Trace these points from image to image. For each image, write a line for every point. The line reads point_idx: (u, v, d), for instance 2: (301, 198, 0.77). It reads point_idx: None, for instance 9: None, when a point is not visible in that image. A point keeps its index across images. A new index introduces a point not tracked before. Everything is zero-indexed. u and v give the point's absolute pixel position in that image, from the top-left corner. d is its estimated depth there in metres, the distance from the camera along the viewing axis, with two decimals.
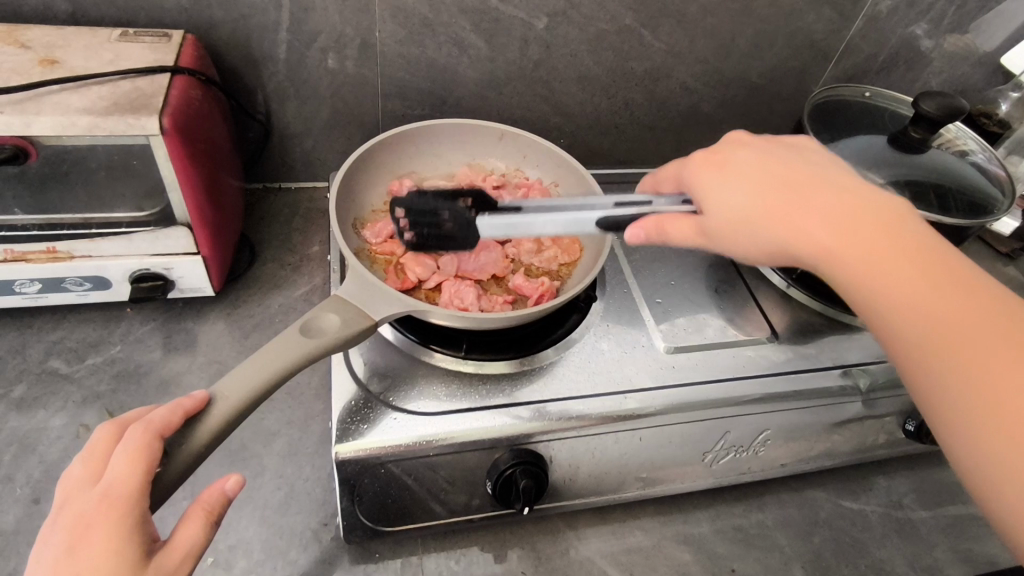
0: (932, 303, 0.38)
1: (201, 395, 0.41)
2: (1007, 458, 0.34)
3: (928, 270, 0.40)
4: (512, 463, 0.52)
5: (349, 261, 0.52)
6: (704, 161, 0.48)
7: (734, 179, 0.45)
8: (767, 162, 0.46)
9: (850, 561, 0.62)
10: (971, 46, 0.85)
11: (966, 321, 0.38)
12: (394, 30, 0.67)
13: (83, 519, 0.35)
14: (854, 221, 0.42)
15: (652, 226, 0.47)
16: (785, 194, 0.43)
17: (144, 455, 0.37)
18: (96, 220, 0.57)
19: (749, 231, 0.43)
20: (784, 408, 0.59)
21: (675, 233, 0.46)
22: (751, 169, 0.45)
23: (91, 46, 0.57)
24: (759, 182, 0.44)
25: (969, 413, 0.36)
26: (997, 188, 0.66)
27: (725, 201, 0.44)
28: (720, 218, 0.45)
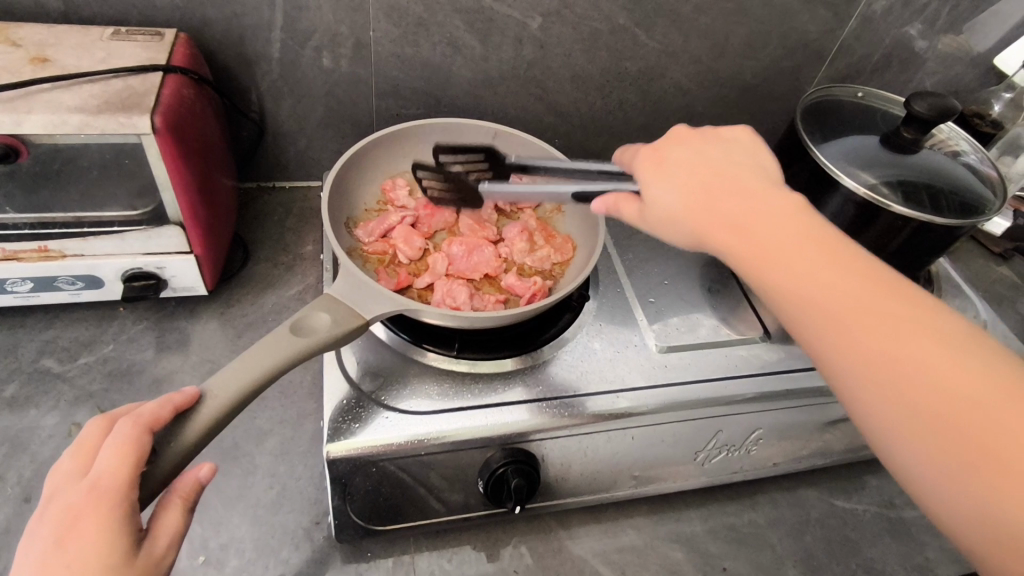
0: (850, 302, 0.39)
1: (191, 391, 0.41)
2: (944, 462, 0.35)
3: (843, 269, 0.41)
4: (504, 462, 0.52)
5: (341, 260, 0.52)
6: (644, 159, 0.51)
7: (663, 180, 0.48)
8: (691, 162, 0.48)
9: (841, 559, 0.63)
10: (964, 47, 0.85)
11: (881, 320, 0.38)
12: (388, 29, 0.67)
13: (70, 511, 0.35)
14: (772, 222, 0.43)
15: (610, 201, 0.50)
16: (707, 193, 0.46)
17: (132, 449, 0.37)
18: (88, 219, 0.57)
19: (678, 227, 0.46)
20: (776, 408, 0.59)
21: (628, 215, 0.50)
22: (684, 176, 0.48)
23: (83, 44, 0.57)
24: (691, 189, 0.47)
25: (898, 419, 0.37)
26: (989, 189, 0.67)
27: (661, 204, 0.47)
28: (658, 218, 0.47)
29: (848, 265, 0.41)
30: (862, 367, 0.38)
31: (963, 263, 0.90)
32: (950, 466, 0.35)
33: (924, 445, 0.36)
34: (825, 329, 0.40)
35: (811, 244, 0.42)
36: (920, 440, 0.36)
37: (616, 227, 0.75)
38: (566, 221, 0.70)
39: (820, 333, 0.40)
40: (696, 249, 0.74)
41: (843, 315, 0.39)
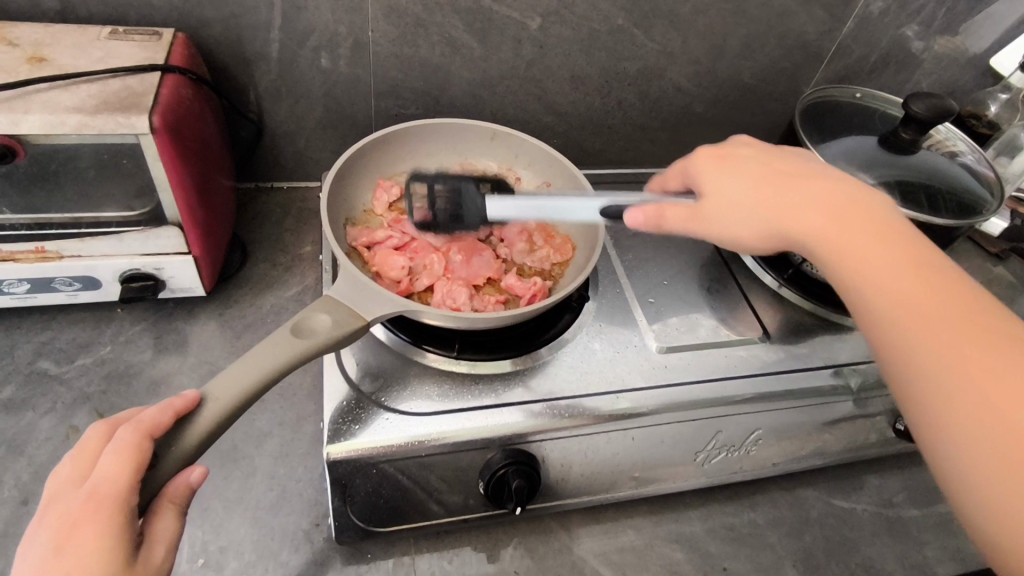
0: (924, 299, 0.41)
1: (193, 395, 0.41)
2: (1000, 464, 0.36)
3: (921, 270, 0.43)
4: (504, 463, 0.52)
5: (341, 261, 0.52)
6: (707, 157, 0.54)
7: (734, 174, 0.51)
8: (764, 162, 0.52)
9: (841, 559, 0.63)
10: (960, 48, 0.85)
11: (959, 321, 0.40)
12: (387, 30, 0.67)
13: (69, 520, 0.35)
14: (852, 217, 0.46)
15: (651, 212, 0.52)
16: (783, 188, 0.49)
17: (133, 456, 0.37)
18: (86, 220, 0.57)
19: (744, 216, 0.49)
20: (775, 408, 0.59)
21: (673, 219, 0.51)
22: (751, 168, 0.51)
23: (80, 44, 0.57)
24: (760, 180, 0.50)
25: (955, 421, 0.38)
26: (986, 190, 0.67)
27: (725, 191, 0.50)
28: (719, 203, 0.50)
29: (933, 270, 0.43)
30: (928, 363, 0.40)
31: (959, 263, 0.91)
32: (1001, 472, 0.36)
33: (978, 445, 0.37)
34: (895, 320, 0.42)
35: (889, 243, 0.44)
36: (973, 439, 0.37)
37: (614, 228, 0.75)
38: (565, 222, 0.70)
39: (886, 326, 0.42)
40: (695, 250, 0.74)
41: (911, 311, 0.41)
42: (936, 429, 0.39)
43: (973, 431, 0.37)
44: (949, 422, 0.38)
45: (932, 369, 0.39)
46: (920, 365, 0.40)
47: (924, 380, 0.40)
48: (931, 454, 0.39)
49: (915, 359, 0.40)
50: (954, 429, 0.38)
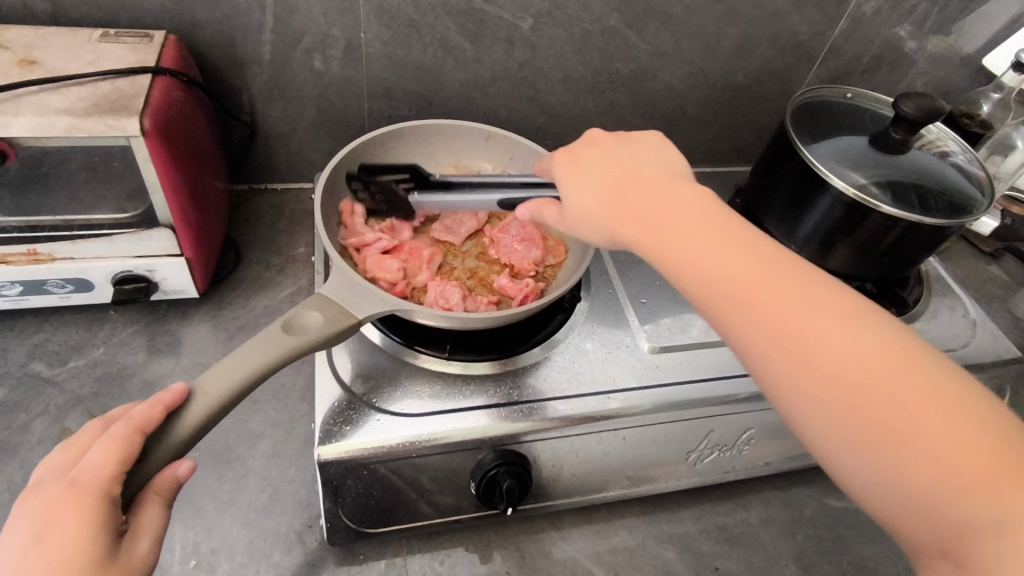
0: (774, 297, 0.39)
1: (181, 389, 0.41)
2: (880, 458, 0.34)
3: (768, 264, 0.40)
4: (495, 464, 0.52)
5: (333, 261, 0.52)
6: (559, 158, 0.52)
7: (577, 181, 0.49)
8: (599, 162, 0.49)
9: (833, 558, 0.63)
10: (953, 47, 0.85)
11: (803, 313, 0.38)
12: (379, 31, 0.67)
13: (50, 510, 0.35)
14: (684, 214, 0.43)
15: (533, 206, 0.52)
16: (622, 191, 0.46)
17: (119, 448, 0.37)
18: (77, 221, 0.57)
19: (594, 226, 0.47)
20: (767, 408, 0.59)
21: (552, 216, 0.51)
22: (593, 169, 0.49)
23: (72, 47, 0.57)
24: (597, 179, 0.48)
25: (830, 421, 0.36)
26: (977, 188, 0.67)
27: (576, 195, 0.48)
28: (578, 206, 0.48)
29: (772, 263, 0.40)
30: (791, 365, 0.37)
31: (952, 262, 0.91)
32: (887, 467, 0.34)
33: (857, 443, 0.35)
34: (744, 324, 0.39)
35: (724, 239, 0.42)
36: (852, 436, 0.35)
37: None
38: None
39: (738, 327, 0.39)
40: None
41: (770, 309, 0.39)
42: (822, 439, 0.36)
43: (852, 429, 0.35)
44: (824, 422, 0.36)
45: (797, 373, 0.37)
46: (785, 365, 0.37)
47: (791, 380, 0.37)
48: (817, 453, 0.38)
49: (775, 362, 0.38)
50: (828, 426, 0.36)
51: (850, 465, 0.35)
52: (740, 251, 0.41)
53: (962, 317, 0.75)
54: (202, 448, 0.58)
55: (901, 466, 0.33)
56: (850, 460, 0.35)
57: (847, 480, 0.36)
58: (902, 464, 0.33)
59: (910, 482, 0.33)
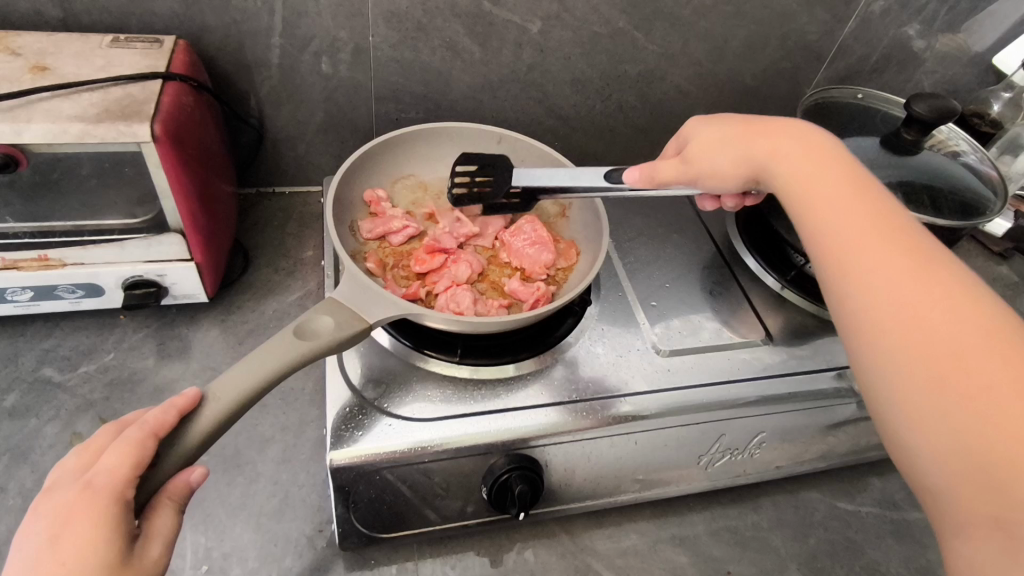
0: (868, 240, 0.43)
1: (195, 393, 0.40)
2: (938, 394, 0.36)
3: (872, 220, 0.44)
4: (508, 468, 0.52)
5: (344, 264, 0.52)
6: (697, 115, 0.56)
7: (717, 128, 0.53)
8: (744, 119, 0.54)
9: (845, 562, 0.63)
10: (962, 47, 0.85)
11: (894, 266, 0.41)
12: (387, 34, 0.67)
13: (65, 511, 0.35)
14: (806, 163, 0.48)
15: (645, 169, 0.54)
16: (753, 135, 0.51)
17: (134, 452, 0.37)
18: (88, 227, 0.58)
19: (723, 164, 0.51)
20: (779, 411, 0.59)
21: (665, 170, 0.53)
22: (731, 125, 0.53)
23: (82, 53, 0.57)
24: (738, 133, 0.52)
25: (890, 348, 0.39)
26: (989, 189, 0.66)
27: (707, 142, 0.52)
28: (699, 153, 0.52)
29: (868, 212, 0.44)
30: (864, 297, 0.41)
31: None
32: (935, 393, 0.36)
33: (914, 375, 0.38)
34: (836, 256, 0.44)
35: (855, 200, 0.45)
36: (914, 374, 0.38)
37: (616, 232, 0.74)
38: (570, 226, 0.70)
39: (832, 252, 0.44)
40: (697, 252, 0.74)
41: (859, 248, 0.43)
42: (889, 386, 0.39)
43: (915, 369, 0.38)
44: (880, 345, 0.40)
45: (874, 297, 0.41)
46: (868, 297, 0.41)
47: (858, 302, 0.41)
48: (863, 377, 0.41)
49: (851, 281, 0.42)
50: (885, 348, 0.39)
51: (895, 387, 0.38)
52: (872, 208, 0.45)
53: None
54: (214, 453, 0.58)
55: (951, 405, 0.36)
56: (898, 383, 0.38)
57: (889, 419, 0.39)
58: (945, 396, 0.36)
59: (945, 414, 0.36)
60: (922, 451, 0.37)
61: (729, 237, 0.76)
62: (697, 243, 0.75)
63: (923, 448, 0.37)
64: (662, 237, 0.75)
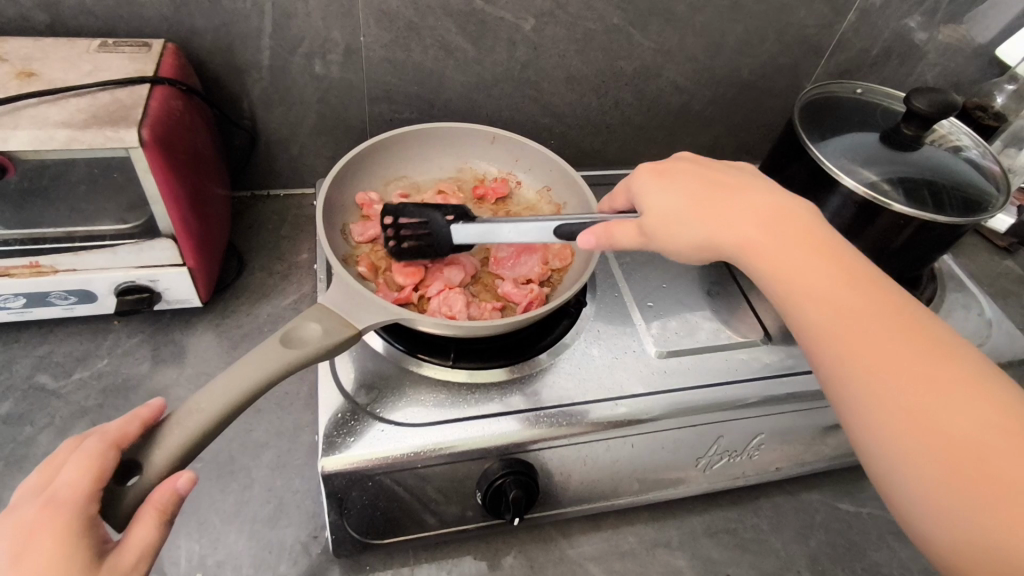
0: (853, 313, 0.41)
1: (156, 404, 0.42)
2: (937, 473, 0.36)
3: (858, 287, 0.42)
4: (502, 473, 0.52)
5: (334, 269, 0.51)
6: (646, 173, 0.51)
7: (668, 186, 0.49)
8: (700, 174, 0.50)
9: (847, 564, 0.62)
10: (965, 38, 0.84)
11: (883, 342, 0.40)
12: (379, 34, 0.67)
13: (25, 528, 0.35)
14: (775, 234, 0.45)
15: (600, 231, 0.49)
16: (716, 200, 0.47)
17: (95, 464, 0.37)
18: (79, 233, 0.57)
19: (682, 230, 0.47)
20: (778, 412, 0.58)
21: (623, 236, 0.48)
22: (686, 179, 0.49)
23: (70, 58, 0.56)
24: (691, 190, 0.48)
25: (890, 427, 0.38)
26: (991, 184, 0.65)
27: (662, 207, 0.48)
28: (661, 221, 0.48)
29: (856, 286, 0.42)
30: (861, 375, 0.40)
31: (966, 258, 0.89)
32: (948, 488, 0.36)
33: (918, 453, 0.37)
34: (823, 335, 0.42)
35: (833, 267, 0.43)
36: (921, 453, 0.37)
37: None
38: None
39: (824, 335, 0.42)
40: None
41: (848, 326, 0.41)
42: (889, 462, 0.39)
43: (914, 450, 0.37)
44: (889, 437, 0.38)
45: (877, 388, 0.39)
46: (860, 380, 0.40)
47: (863, 393, 0.40)
48: (872, 464, 0.40)
49: (850, 371, 0.40)
50: (892, 441, 0.38)
51: (905, 477, 0.38)
52: (852, 272, 0.43)
53: (978, 315, 0.73)
54: (208, 459, 0.58)
55: (953, 485, 0.36)
56: (914, 484, 0.37)
57: (896, 489, 0.39)
58: (952, 474, 0.36)
59: (950, 495, 0.36)
60: (926, 522, 0.37)
61: None
62: None
63: (929, 520, 0.37)
64: None
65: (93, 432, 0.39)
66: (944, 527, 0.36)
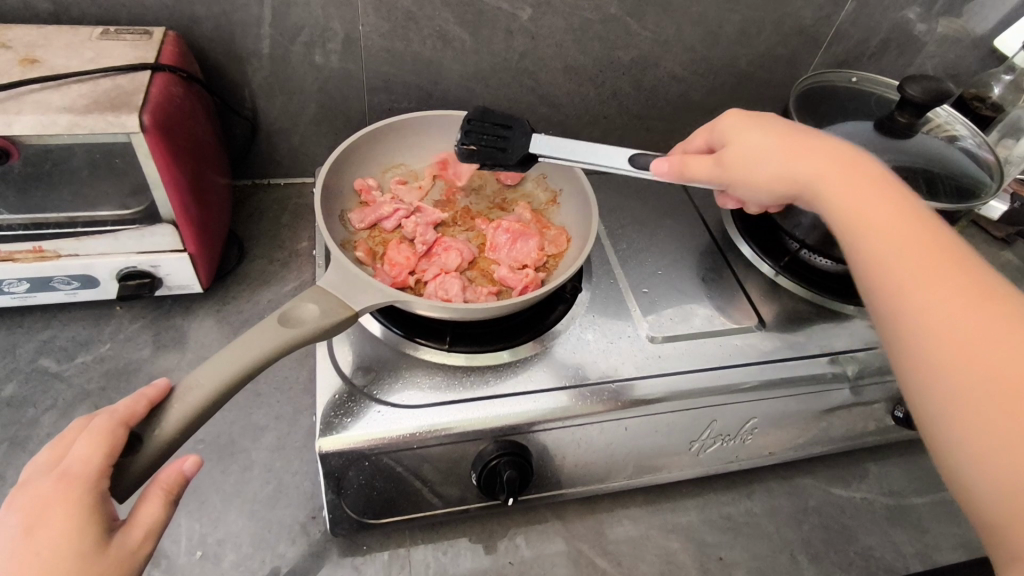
0: (916, 263, 0.41)
1: (164, 385, 0.42)
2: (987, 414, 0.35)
3: (924, 245, 0.42)
4: (497, 454, 0.52)
5: (331, 252, 0.52)
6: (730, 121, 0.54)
7: (755, 135, 0.51)
8: (796, 135, 0.51)
9: (839, 548, 0.62)
10: (963, 30, 0.84)
11: (944, 292, 0.39)
12: (378, 23, 0.67)
13: (38, 500, 0.35)
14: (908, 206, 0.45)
15: (675, 161, 0.52)
16: (801, 155, 0.49)
17: (107, 441, 0.38)
18: (81, 219, 0.58)
19: (757, 171, 0.50)
20: (771, 397, 0.59)
21: (695, 168, 0.52)
22: (777, 132, 0.51)
23: (72, 45, 0.57)
24: (787, 144, 0.50)
25: (941, 370, 0.38)
26: (985, 172, 0.66)
27: (745, 148, 0.51)
28: (737, 162, 0.51)
29: (913, 237, 0.43)
30: (919, 323, 0.40)
31: None
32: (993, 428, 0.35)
33: (965, 396, 0.36)
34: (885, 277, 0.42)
35: (915, 228, 0.43)
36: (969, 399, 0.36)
37: (609, 220, 0.74)
38: (561, 213, 0.70)
39: (875, 272, 0.43)
40: (691, 240, 0.74)
41: (914, 272, 0.41)
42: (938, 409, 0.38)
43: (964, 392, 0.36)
44: (936, 374, 0.38)
45: (930, 335, 0.39)
46: (918, 321, 0.40)
47: (916, 331, 0.40)
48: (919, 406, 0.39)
49: (908, 315, 0.40)
50: (938, 381, 0.38)
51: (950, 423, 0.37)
52: (920, 230, 0.43)
53: None
54: (208, 441, 0.59)
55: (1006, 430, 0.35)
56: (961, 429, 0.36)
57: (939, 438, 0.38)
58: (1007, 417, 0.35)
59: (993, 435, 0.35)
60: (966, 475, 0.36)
61: (724, 224, 0.76)
62: (691, 230, 0.75)
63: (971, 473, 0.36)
64: (655, 225, 0.75)
65: (102, 411, 0.40)
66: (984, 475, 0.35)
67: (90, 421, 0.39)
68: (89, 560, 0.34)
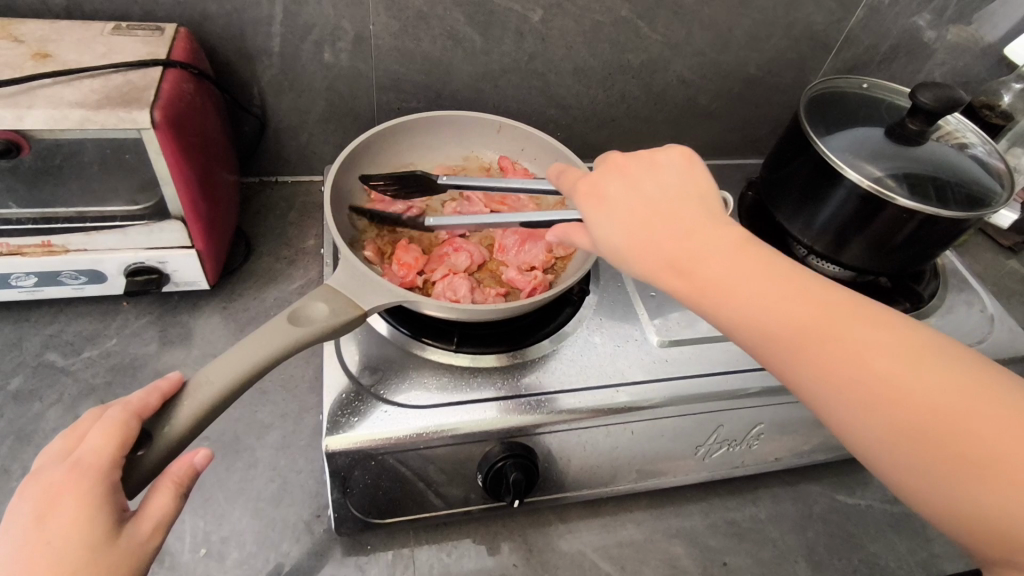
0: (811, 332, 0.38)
1: (177, 378, 0.42)
2: (939, 470, 0.34)
3: (813, 305, 0.38)
4: (503, 455, 0.52)
5: (341, 250, 0.52)
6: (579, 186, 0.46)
7: (601, 211, 0.44)
8: (631, 188, 0.45)
9: (844, 555, 0.62)
10: (974, 37, 0.83)
11: (848, 360, 0.37)
12: (388, 23, 0.67)
13: (51, 489, 0.35)
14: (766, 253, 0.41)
15: (561, 233, 0.47)
16: (650, 220, 0.42)
17: (119, 432, 0.38)
18: (92, 213, 0.59)
19: (631, 250, 0.43)
20: (779, 402, 0.59)
21: (581, 244, 0.46)
22: (619, 197, 0.44)
23: (85, 40, 0.57)
24: (627, 212, 0.43)
25: (880, 434, 0.36)
26: (996, 181, 0.65)
27: (604, 225, 0.44)
28: (608, 244, 0.44)
29: (796, 296, 0.39)
30: (839, 396, 0.37)
31: (970, 257, 0.90)
32: (955, 483, 0.34)
33: (913, 458, 0.35)
34: (785, 354, 0.39)
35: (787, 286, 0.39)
36: (919, 458, 0.35)
37: None
38: None
39: (767, 345, 0.39)
40: None
41: (815, 349, 0.38)
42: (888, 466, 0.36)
43: (913, 450, 0.35)
44: (875, 436, 0.36)
45: (855, 404, 0.36)
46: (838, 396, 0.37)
47: (846, 409, 0.37)
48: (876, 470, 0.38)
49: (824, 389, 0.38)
50: (882, 446, 0.36)
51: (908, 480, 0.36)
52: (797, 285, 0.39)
53: (979, 312, 0.73)
54: (214, 438, 0.59)
55: (962, 483, 0.34)
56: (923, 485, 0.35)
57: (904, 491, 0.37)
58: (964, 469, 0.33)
59: (956, 491, 0.34)
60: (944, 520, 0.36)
61: None
62: None
63: (945, 520, 0.35)
64: None
65: (114, 403, 0.40)
66: (955, 522, 0.35)
67: (103, 413, 0.39)
68: (98, 550, 0.34)
